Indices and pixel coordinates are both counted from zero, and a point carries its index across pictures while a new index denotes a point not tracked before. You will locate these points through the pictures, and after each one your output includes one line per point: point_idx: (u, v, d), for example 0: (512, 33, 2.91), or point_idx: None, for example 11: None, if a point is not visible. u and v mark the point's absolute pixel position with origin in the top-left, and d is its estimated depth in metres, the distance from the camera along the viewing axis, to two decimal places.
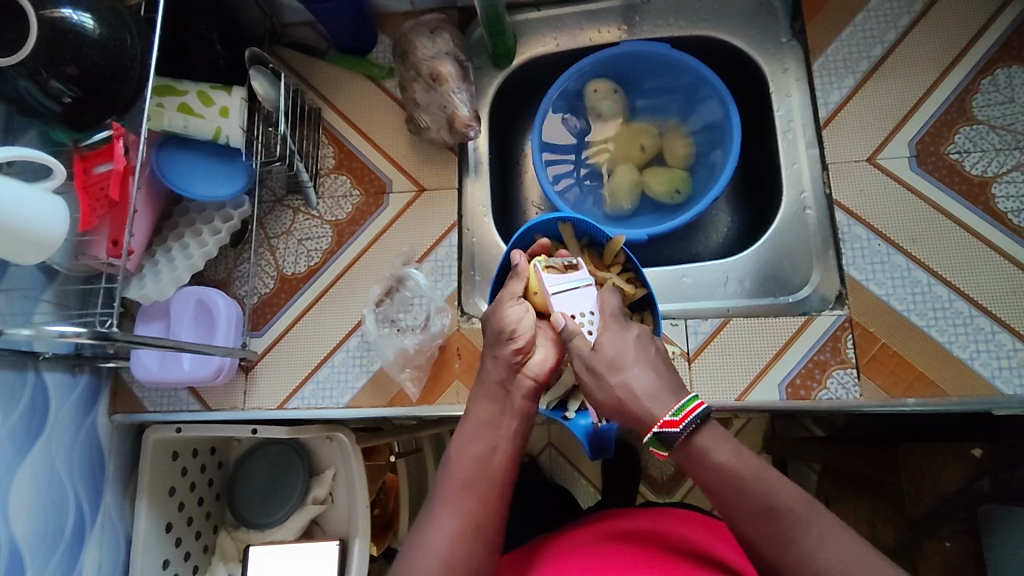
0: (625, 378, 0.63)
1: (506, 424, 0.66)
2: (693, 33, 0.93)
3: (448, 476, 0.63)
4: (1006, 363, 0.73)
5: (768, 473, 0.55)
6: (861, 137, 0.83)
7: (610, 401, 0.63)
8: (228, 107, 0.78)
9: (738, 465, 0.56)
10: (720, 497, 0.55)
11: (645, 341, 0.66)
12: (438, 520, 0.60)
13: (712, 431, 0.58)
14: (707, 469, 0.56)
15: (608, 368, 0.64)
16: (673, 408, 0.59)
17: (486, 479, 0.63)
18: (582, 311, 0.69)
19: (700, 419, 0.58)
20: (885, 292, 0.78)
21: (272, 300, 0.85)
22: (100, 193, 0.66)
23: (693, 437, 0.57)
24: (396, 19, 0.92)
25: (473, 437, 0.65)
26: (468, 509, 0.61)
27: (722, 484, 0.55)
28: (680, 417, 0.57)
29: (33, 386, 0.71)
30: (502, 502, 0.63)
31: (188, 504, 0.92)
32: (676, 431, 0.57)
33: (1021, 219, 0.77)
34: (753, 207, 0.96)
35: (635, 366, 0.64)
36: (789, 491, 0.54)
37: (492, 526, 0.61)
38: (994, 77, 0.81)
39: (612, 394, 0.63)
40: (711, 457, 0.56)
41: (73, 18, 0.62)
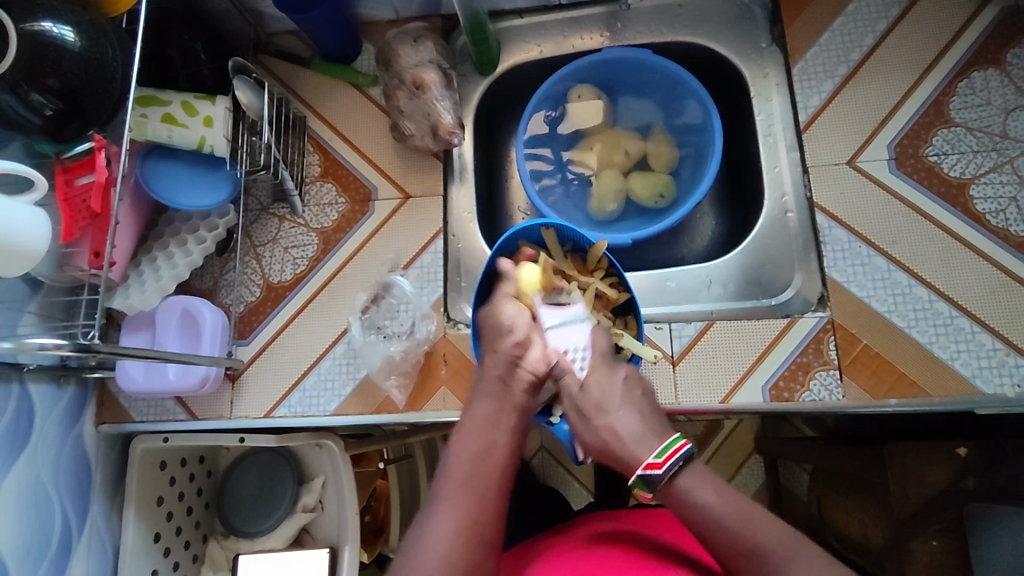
0: (610, 423, 0.66)
1: (504, 421, 0.67)
2: (674, 39, 0.94)
3: (446, 476, 0.63)
4: (986, 363, 0.74)
5: (752, 514, 0.57)
6: (841, 140, 0.84)
7: (596, 443, 0.66)
8: (213, 117, 0.78)
9: (720, 506, 0.57)
10: (704, 537, 0.57)
11: (633, 386, 0.69)
12: (436, 518, 0.60)
13: (691, 474, 0.60)
14: (692, 510, 0.58)
15: (594, 411, 0.67)
16: (656, 450, 0.62)
17: (485, 475, 0.63)
18: (574, 348, 0.72)
19: (683, 460, 0.60)
20: (866, 293, 0.79)
21: (258, 309, 0.86)
22: (82, 205, 0.66)
23: (675, 478, 0.60)
24: (380, 27, 0.93)
25: (472, 433, 0.66)
26: (468, 507, 0.60)
27: (706, 525, 0.57)
28: (662, 460, 0.60)
29: (18, 398, 0.71)
30: (502, 498, 0.62)
31: (176, 513, 0.92)
32: (658, 473, 0.60)
33: (999, 221, 0.78)
34: (737, 210, 0.97)
35: (622, 411, 0.67)
36: (770, 530, 0.56)
37: (492, 525, 0.60)
38: (970, 79, 0.82)
39: (600, 436, 0.66)
40: (693, 498, 0.58)
41: (53, 31, 0.63)
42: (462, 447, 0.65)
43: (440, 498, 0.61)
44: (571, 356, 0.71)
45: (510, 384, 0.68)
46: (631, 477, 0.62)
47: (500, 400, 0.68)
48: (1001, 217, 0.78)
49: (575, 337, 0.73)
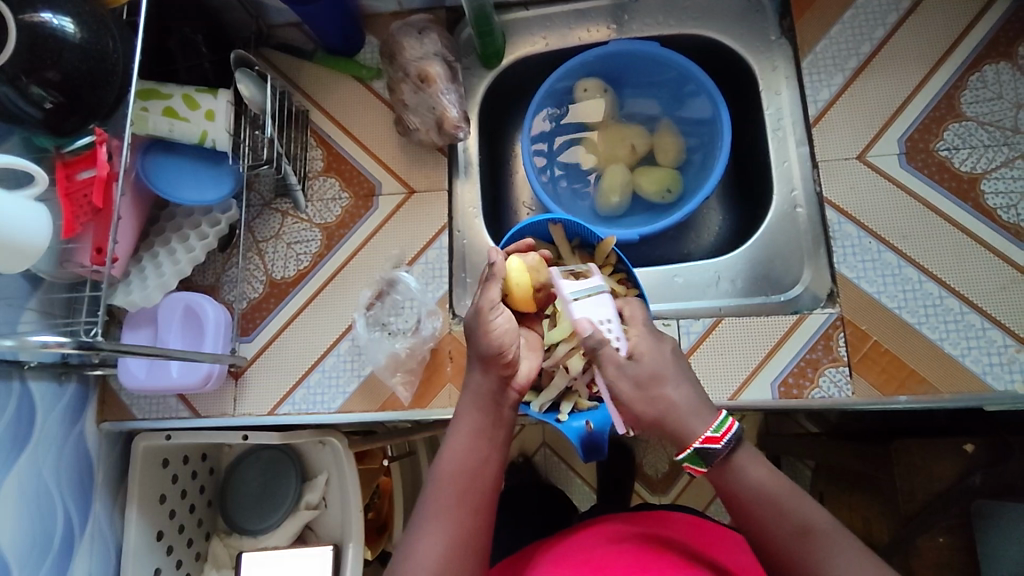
0: (666, 394, 0.57)
1: (496, 436, 0.64)
2: (682, 32, 0.93)
3: (436, 486, 0.60)
4: (997, 360, 0.74)
5: (801, 492, 0.54)
6: (852, 134, 0.83)
7: (651, 416, 0.58)
8: (214, 110, 0.77)
9: (774, 486, 0.54)
10: (752, 516, 0.54)
11: (682, 356, 0.61)
12: (428, 532, 0.58)
13: (745, 450, 0.57)
14: (743, 486, 0.55)
15: (646, 381, 0.58)
16: (713, 423, 0.56)
17: (478, 489, 0.61)
18: (602, 318, 0.65)
19: (739, 437, 0.56)
20: (877, 289, 0.78)
21: (261, 305, 0.85)
22: (83, 200, 0.65)
23: (731, 454, 0.56)
24: (384, 19, 0.91)
25: (464, 444, 0.62)
26: (461, 523, 0.58)
27: (757, 504, 0.54)
28: (721, 433, 0.55)
29: (19, 395, 0.70)
30: (492, 511, 0.61)
31: (179, 511, 0.91)
32: (717, 448, 0.55)
33: (1010, 216, 0.77)
34: (745, 205, 0.96)
35: (677, 381, 0.58)
36: (819, 511, 0.53)
37: (481, 539, 0.59)
38: (982, 73, 0.81)
39: (652, 409, 0.58)
40: (747, 475, 0.55)
41: (52, 23, 0.61)
42: (454, 457, 0.61)
43: (434, 511, 0.59)
44: (604, 326, 0.63)
45: (501, 399, 0.65)
46: (685, 449, 0.56)
47: (493, 414, 0.64)
48: (1012, 212, 0.77)
49: (602, 307, 0.66)
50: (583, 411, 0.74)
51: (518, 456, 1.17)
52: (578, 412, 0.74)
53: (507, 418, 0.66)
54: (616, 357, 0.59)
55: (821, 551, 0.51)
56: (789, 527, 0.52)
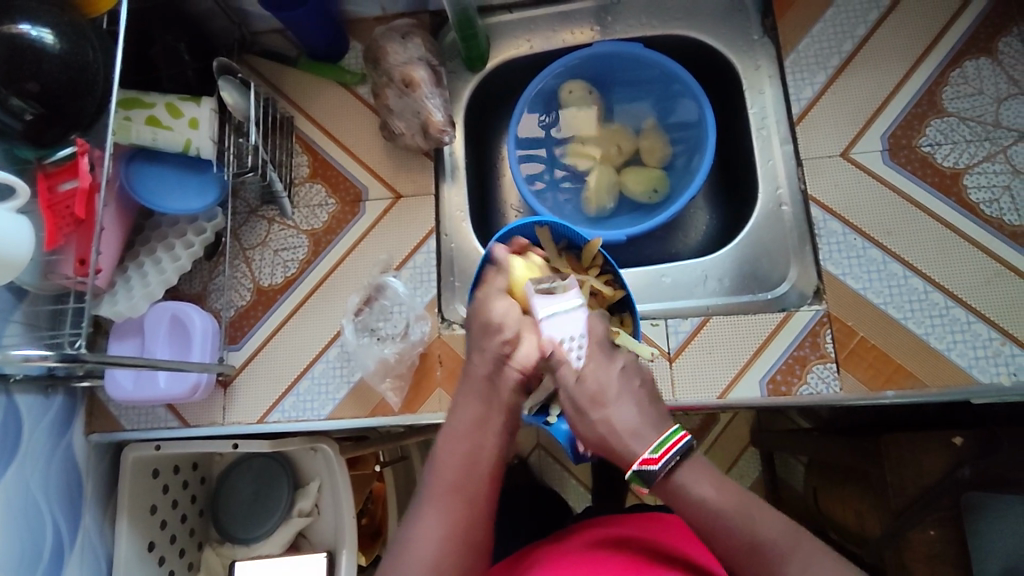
0: (608, 415, 0.61)
1: (492, 423, 0.65)
2: (666, 32, 0.93)
3: (433, 479, 0.62)
4: (982, 353, 0.74)
5: (749, 505, 0.56)
6: (835, 132, 0.83)
7: (594, 438, 0.62)
8: (198, 118, 0.77)
9: (722, 501, 0.56)
10: (703, 531, 0.56)
11: (631, 375, 0.64)
12: (427, 521, 0.60)
13: (690, 466, 0.58)
14: (689, 505, 0.56)
15: (595, 401, 0.62)
16: (651, 445, 0.58)
17: (475, 479, 0.62)
18: (569, 335, 0.65)
19: (680, 455, 0.57)
20: (862, 285, 0.79)
21: (249, 312, 0.84)
22: (66, 211, 0.65)
23: (672, 474, 0.57)
24: (368, 24, 0.91)
25: (459, 436, 0.64)
26: (459, 511, 0.60)
27: (703, 520, 0.56)
28: (657, 456, 0.57)
29: (5, 409, 0.70)
30: (492, 502, 0.63)
31: (170, 521, 0.91)
32: (655, 470, 0.57)
33: (992, 210, 0.78)
34: (731, 203, 0.96)
35: (619, 402, 0.62)
36: (768, 524, 0.55)
37: (480, 529, 0.61)
38: (962, 69, 0.82)
39: (595, 431, 0.61)
40: (692, 493, 0.56)
41: (31, 34, 0.61)
42: (451, 449, 0.63)
43: (431, 502, 0.61)
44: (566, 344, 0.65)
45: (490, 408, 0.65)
46: (628, 470, 0.59)
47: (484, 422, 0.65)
48: (994, 206, 0.78)
49: (572, 324, 0.66)
50: None
51: (511, 458, 1.17)
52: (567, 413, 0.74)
53: (508, 407, 0.66)
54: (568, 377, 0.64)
55: None
56: (736, 539, 0.55)
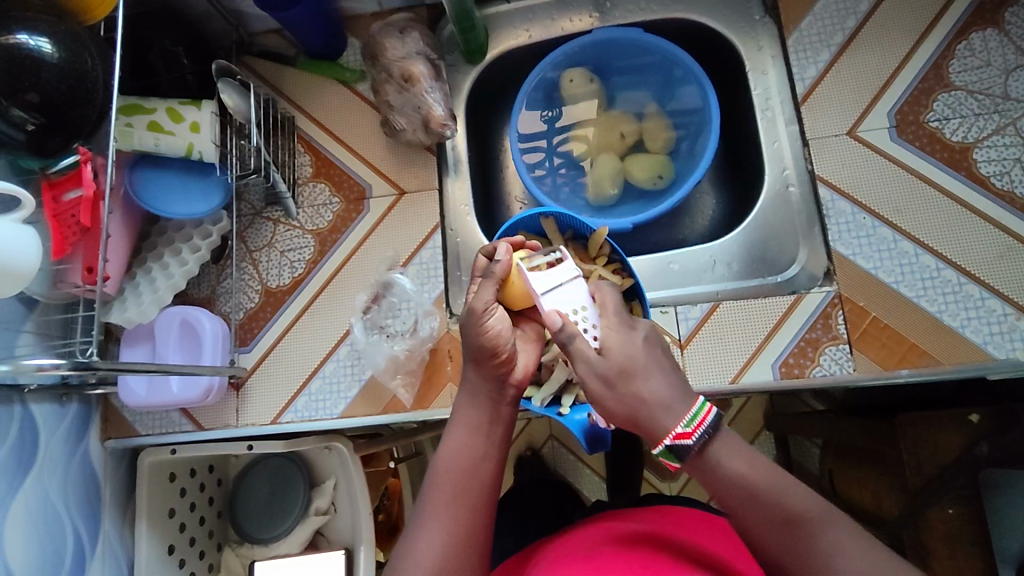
0: (636, 389, 0.57)
1: (493, 433, 0.64)
2: (666, 16, 0.92)
3: (434, 486, 0.61)
4: (997, 329, 0.73)
5: (781, 480, 0.54)
6: (840, 111, 0.82)
7: (623, 411, 0.57)
8: (199, 122, 0.77)
9: (751, 473, 0.54)
10: (733, 507, 0.54)
11: (654, 344, 0.60)
12: (424, 531, 0.58)
13: (724, 440, 0.56)
14: (722, 481, 0.54)
15: (619, 377, 0.57)
16: (684, 417, 0.55)
17: (473, 490, 0.60)
18: (575, 309, 0.65)
19: (713, 427, 0.55)
20: (873, 265, 0.78)
21: (258, 314, 0.85)
22: (71, 220, 0.65)
23: (706, 447, 0.55)
24: (365, 21, 0.91)
25: (461, 441, 0.62)
26: (456, 523, 0.58)
27: (735, 495, 0.54)
28: (692, 429, 0.55)
29: (21, 418, 0.70)
30: (491, 511, 0.61)
31: (189, 524, 0.92)
32: (689, 444, 0.54)
33: (1003, 183, 0.77)
34: (737, 186, 0.95)
35: (649, 373, 0.57)
36: (804, 497, 0.53)
37: (480, 535, 0.59)
38: (969, 41, 0.81)
39: (626, 404, 0.56)
40: (726, 467, 0.55)
41: (29, 43, 0.61)
42: (451, 455, 0.61)
43: (430, 511, 0.59)
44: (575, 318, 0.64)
45: (500, 398, 0.64)
46: (660, 444, 0.56)
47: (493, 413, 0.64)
48: (1005, 179, 0.77)
49: (574, 296, 0.66)
50: (584, 403, 0.74)
51: (525, 450, 1.18)
52: (578, 404, 0.74)
53: (506, 416, 0.65)
54: (587, 354, 0.59)
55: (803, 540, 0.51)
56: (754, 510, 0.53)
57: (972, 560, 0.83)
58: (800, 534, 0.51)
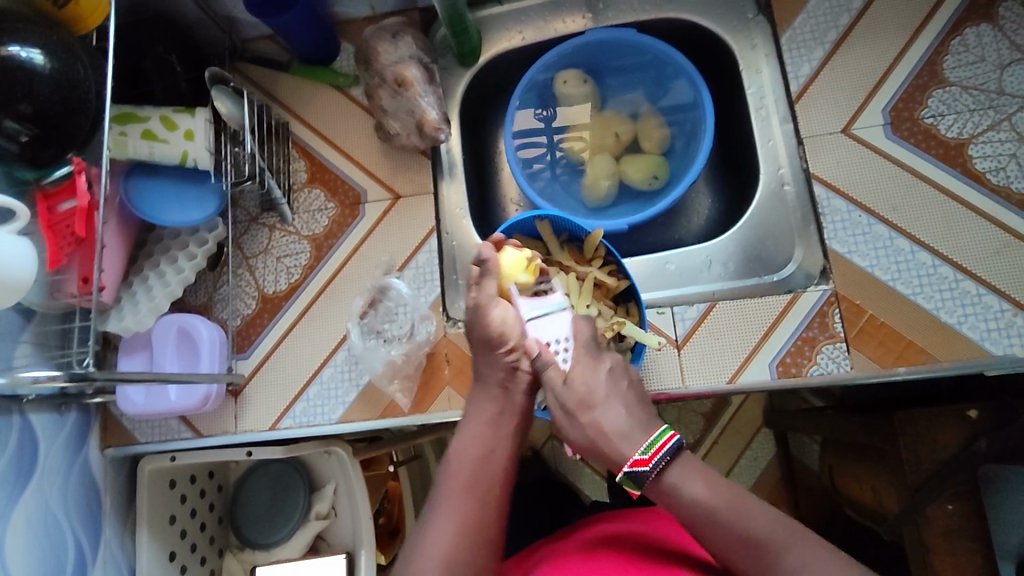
0: (595, 418, 0.62)
1: (504, 424, 0.66)
2: (659, 16, 0.92)
3: (448, 475, 0.62)
4: (994, 325, 0.73)
5: (740, 502, 0.55)
6: (835, 108, 0.82)
7: (583, 440, 0.62)
8: (193, 130, 0.76)
9: (710, 497, 0.55)
10: (698, 532, 0.55)
11: (618, 377, 0.65)
12: (440, 518, 0.59)
13: (683, 465, 0.58)
14: (683, 505, 0.56)
15: (579, 407, 0.62)
16: (641, 446, 0.59)
17: (487, 480, 0.62)
18: (556, 338, 0.68)
19: (671, 454, 0.58)
20: (869, 263, 0.78)
21: (255, 321, 0.85)
22: (66, 231, 0.65)
23: (664, 473, 0.57)
24: (358, 25, 0.91)
25: (474, 433, 0.64)
26: (472, 509, 0.59)
27: (697, 518, 0.55)
28: (648, 456, 0.57)
29: (20, 429, 0.70)
30: (503, 503, 0.61)
31: (190, 530, 0.92)
32: (645, 470, 0.57)
33: (999, 179, 0.77)
34: (732, 185, 0.95)
35: (607, 404, 0.62)
36: (765, 517, 0.53)
37: (493, 527, 0.60)
38: (963, 36, 0.80)
39: (584, 433, 0.62)
40: (684, 491, 0.56)
41: (20, 55, 0.61)
42: (466, 445, 0.63)
43: (446, 498, 0.60)
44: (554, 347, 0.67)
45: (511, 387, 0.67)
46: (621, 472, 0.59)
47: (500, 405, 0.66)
48: (1001, 175, 0.77)
49: (559, 325, 0.69)
50: None
51: (526, 450, 1.18)
52: None
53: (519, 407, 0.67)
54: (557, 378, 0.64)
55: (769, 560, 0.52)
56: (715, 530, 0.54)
57: (971, 555, 0.82)
58: (763, 552, 0.52)
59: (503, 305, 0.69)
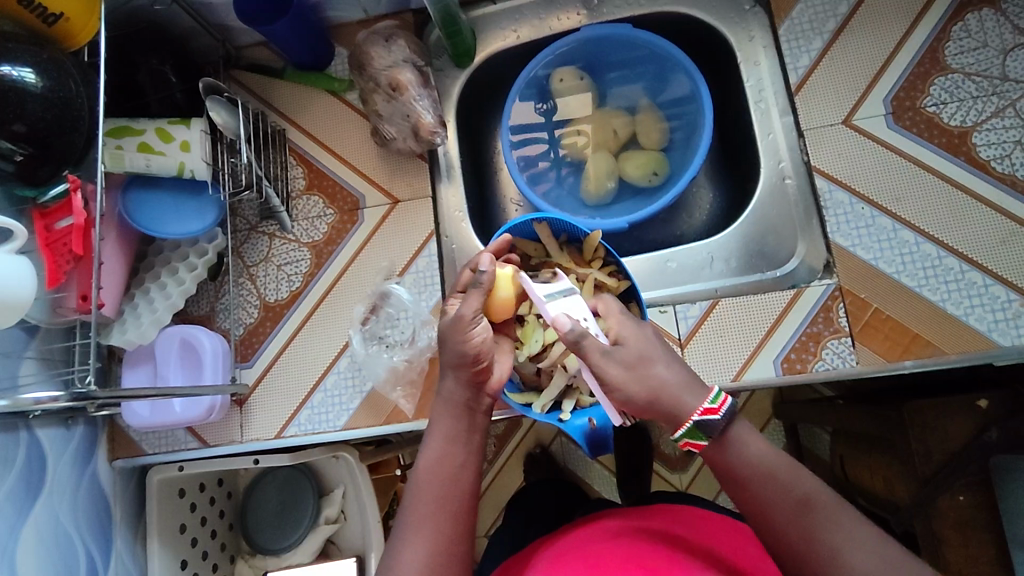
0: (656, 372, 0.60)
1: (472, 440, 0.64)
2: (655, 10, 0.90)
3: (415, 496, 0.61)
4: (1002, 316, 0.72)
5: (797, 468, 0.56)
6: (835, 99, 0.81)
7: (643, 395, 0.59)
8: (189, 141, 0.76)
9: (770, 457, 0.57)
10: (748, 486, 0.57)
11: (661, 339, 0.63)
12: (408, 542, 0.58)
13: (741, 426, 0.59)
14: (742, 460, 0.57)
15: (635, 362, 0.60)
16: (708, 397, 0.59)
17: (455, 497, 0.61)
18: (583, 315, 0.64)
19: (733, 411, 0.58)
20: (873, 256, 0.77)
21: (258, 329, 0.85)
22: (64, 248, 0.65)
23: (728, 429, 0.58)
24: (351, 29, 0.90)
25: (439, 451, 0.62)
26: (439, 532, 0.58)
27: (754, 477, 0.56)
28: (718, 405, 0.57)
29: (27, 444, 0.70)
30: (471, 519, 0.61)
31: (200, 538, 0.93)
32: (716, 419, 0.57)
33: (1004, 167, 0.75)
34: (734, 178, 0.94)
35: (665, 361, 0.61)
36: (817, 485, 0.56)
37: (461, 544, 0.59)
38: (965, 22, 0.79)
39: (644, 386, 0.59)
40: (746, 448, 0.57)
41: (12, 74, 0.61)
42: (432, 466, 0.61)
43: (412, 521, 0.59)
44: (584, 322, 0.63)
45: (478, 405, 0.65)
46: (682, 426, 0.58)
47: (467, 419, 0.64)
48: (1006, 162, 0.76)
49: (579, 305, 0.66)
50: (585, 406, 0.74)
51: (534, 447, 1.18)
52: (579, 409, 0.74)
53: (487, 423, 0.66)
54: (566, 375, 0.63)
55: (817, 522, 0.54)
56: (762, 478, 0.56)
57: (984, 545, 0.82)
58: (811, 514, 0.54)
59: (483, 322, 0.65)
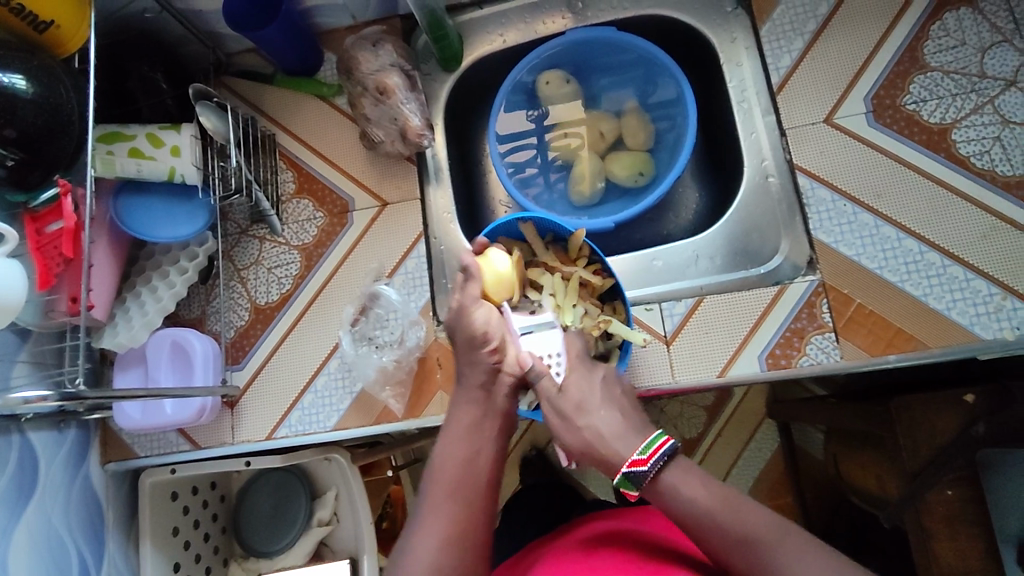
0: (591, 423, 0.66)
1: (488, 427, 0.68)
2: (639, 13, 0.92)
3: (432, 484, 0.64)
4: (983, 309, 0.73)
5: (735, 501, 0.57)
6: (817, 98, 0.82)
7: (579, 444, 0.66)
8: (179, 146, 0.77)
9: (706, 497, 0.58)
10: (693, 530, 0.58)
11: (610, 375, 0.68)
12: (427, 523, 0.61)
13: (678, 468, 0.61)
14: (678, 504, 0.59)
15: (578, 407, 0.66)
16: (640, 446, 0.63)
17: (471, 483, 0.64)
18: (550, 352, 0.71)
19: (668, 455, 0.61)
20: (855, 252, 0.78)
21: (248, 332, 0.85)
22: (54, 252, 0.66)
23: (660, 475, 0.60)
24: (339, 34, 0.91)
25: (457, 442, 0.66)
26: (456, 514, 0.62)
27: (693, 519, 0.58)
28: (646, 456, 0.61)
29: (19, 447, 0.71)
30: (488, 506, 0.64)
31: (193, 541, 0.93)
32: (644, 469, 0.61)
33: (983, 162, 0.76)
34: (719, 178, 0.95)
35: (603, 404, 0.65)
36: (760, 517, 0.56)
37: (481, 527, 0.62)
38: (943, 21, 0.80)
39: (580, 432, 0.66)
40: (679, 492, 0.59)
41: (3, 81, 0.62)
42: (451, 453, 0.65)
43: (428, 506, 0.62)
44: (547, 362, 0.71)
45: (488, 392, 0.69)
46: (619, 474, 0.63)
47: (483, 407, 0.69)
48: (985, 158, 0.77)
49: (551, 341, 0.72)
50: None
51: (529, 449, 1.18)
52: None
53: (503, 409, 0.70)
54: None
55: (761, 553, 0.54)
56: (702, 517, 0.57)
57: (973, 540, 0.82)
58: (753, 548, 0.54)
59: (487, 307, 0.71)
